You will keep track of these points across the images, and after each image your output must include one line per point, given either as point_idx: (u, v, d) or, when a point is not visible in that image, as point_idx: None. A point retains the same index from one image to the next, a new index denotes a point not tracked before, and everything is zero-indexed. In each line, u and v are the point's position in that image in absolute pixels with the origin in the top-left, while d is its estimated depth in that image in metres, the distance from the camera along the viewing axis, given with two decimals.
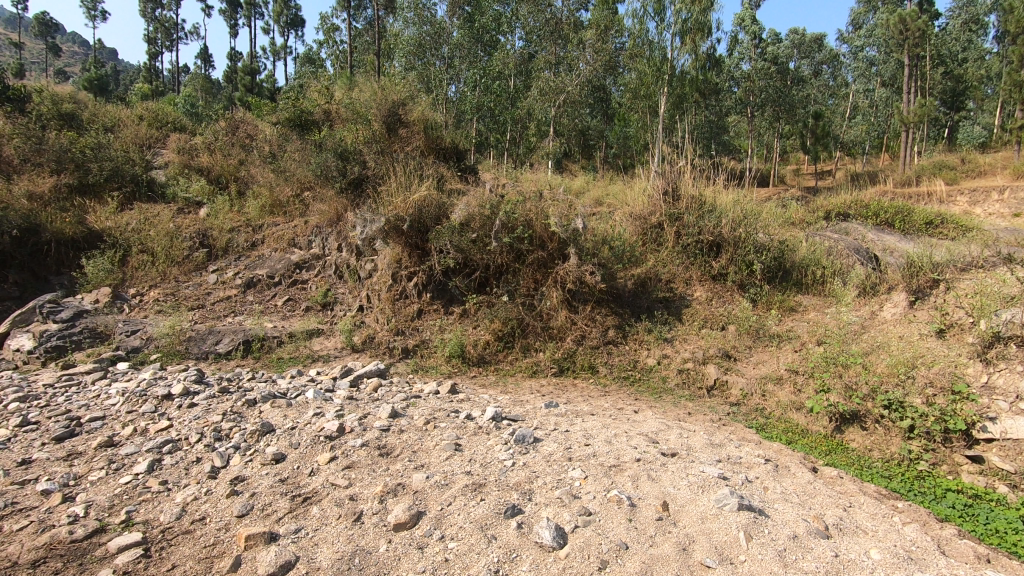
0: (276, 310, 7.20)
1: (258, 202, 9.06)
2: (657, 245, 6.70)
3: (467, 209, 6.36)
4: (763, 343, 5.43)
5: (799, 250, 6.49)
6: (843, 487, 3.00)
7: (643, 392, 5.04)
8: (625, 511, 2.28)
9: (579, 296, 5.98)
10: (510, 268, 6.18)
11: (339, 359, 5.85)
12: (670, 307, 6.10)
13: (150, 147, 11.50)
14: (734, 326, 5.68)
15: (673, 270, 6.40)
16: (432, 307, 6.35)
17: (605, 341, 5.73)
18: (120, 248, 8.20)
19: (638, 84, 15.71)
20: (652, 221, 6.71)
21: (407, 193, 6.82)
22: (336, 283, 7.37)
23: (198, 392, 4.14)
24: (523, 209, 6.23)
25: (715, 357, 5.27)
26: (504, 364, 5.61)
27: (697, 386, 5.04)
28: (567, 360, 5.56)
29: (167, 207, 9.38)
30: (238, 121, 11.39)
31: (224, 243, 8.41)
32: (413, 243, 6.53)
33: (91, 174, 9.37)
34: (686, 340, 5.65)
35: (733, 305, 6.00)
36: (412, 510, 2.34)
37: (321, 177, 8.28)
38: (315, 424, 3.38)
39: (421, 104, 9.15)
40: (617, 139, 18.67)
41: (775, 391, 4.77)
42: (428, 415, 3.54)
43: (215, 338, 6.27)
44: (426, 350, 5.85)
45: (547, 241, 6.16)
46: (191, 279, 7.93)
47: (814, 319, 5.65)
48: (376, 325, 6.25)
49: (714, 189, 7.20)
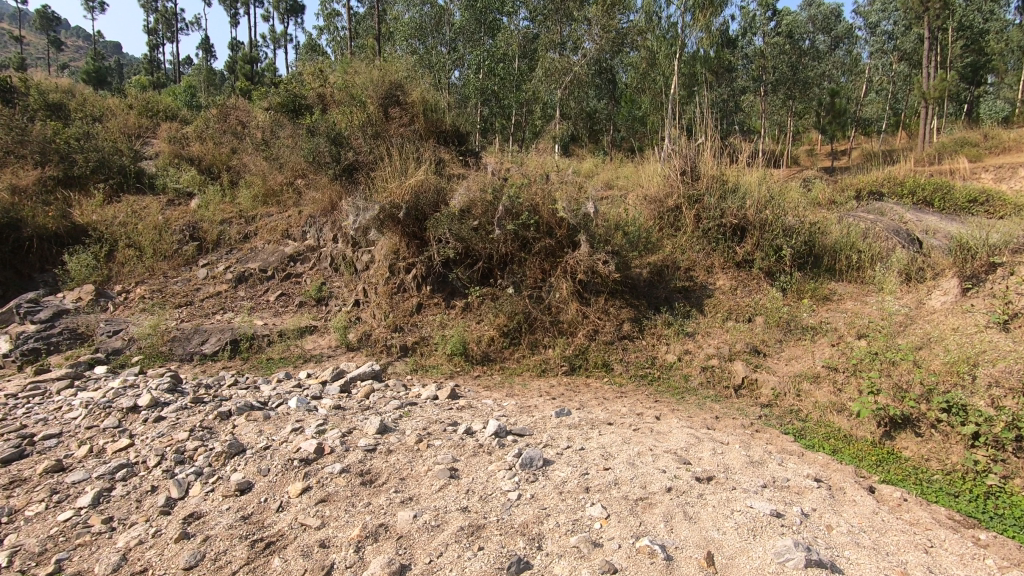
0: (267, 305, 6.78)
1: (250, 191, 8.61)
2: (674, 229, 6.18)
3: (468, 194, 5.87)
4: (794, 337, 4.90)
5: (831, 231, 5.90)
6: (912, 516, 2.50)
7: (663, 393, 4.57)
8: (660, 567, 1.82)
9: (591, 288, 5.49)
10: (516, 257, 5.69)
11: (333, 359, 5.45)
12: (690, 297, 5.59)
13: (140, 136, 11.04)
14: (762, 317, 5.17)
15: (693, 257, 5.88)
16: (432, 302, 5.89)
17: (619, 336, 5.25)
18: (106, 243, 7.81)
19: (647, 62, 15.05)
20: (669, 203, 6.19)
21: (403, 178, 6.33)
22: (332, 276, 6.94)
23: (169, 403, 3.71)
24: (529, 193, 5.73)
25: (743, 354, 4.79)
26: (510, 362, 5.18)
27: (723, 385, 4.57)
28: (578, 357, 5.10)
29: (157, 200, 8.96)
30: (230, 108, 10.94)
31: (214, 236, 7.98)
32: (411, 233, 6.06)
33: (77, 166, 8.98)
34: (709, 333, 5.15)
35: (761, 294, 5.47)
36: (393, 564, 1.89)
37: (315, 164, 7.84)
38: (292, 443, 2.94)
39: (419, 84, 8.59)
40: (625, 121, 18.01)
41: (812, 391, 4.29)
42: (421, 429, 3.09)
43: (201, 338, 5.88)
44: (426, 348, 5.43)
45: (555, 228, 5.65)
46: (180, 274, 7.54)
47: (852, 310, 5.09)
48: (372, 322, 5.83)
49: (737, 168, 6.63)
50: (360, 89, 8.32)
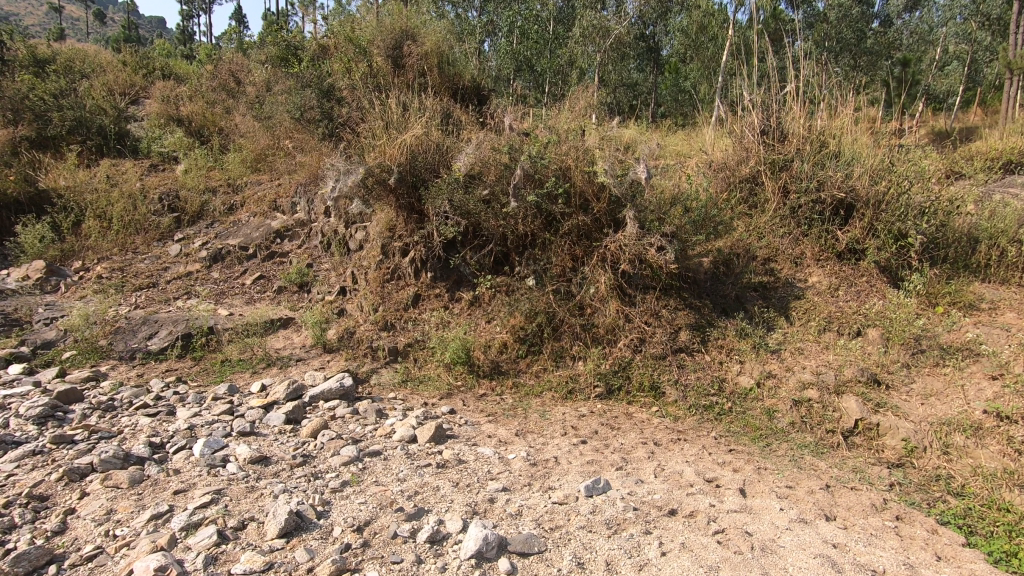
0: (242, 290, 5.65)
1: (239, 155, 7.47)
2: (751, 206, 4.71)
3: (478, 155, 4.53)
4: (930, 362, 3.48)
5: (974, 213, 4.35)
6: None
7: (737, 436, 3.26)
8: None
9: (637, 282, 4.12)
10: (538, 238, 4.34)
11: (303, 364, 4.30)
12: (770, 297, 4.16)
13: (132, 96, 9.99)
14: (879, 329, 3.73)
15: (775, 244, 4.43)
16: (432, 293, 4.62)
17: (674, 348, 3.89)
18: (71, 212, 6.82)
19: (697, 25, 13.18)
20: (744, 172, 4.71)
21: (398, 133, 5.01)
22: (320, 255, 5.73)
23: (18, 446, 2.56)
24: (557, 153, 4.35)
25: (856, 385, 3.40)
26: (527, 379, 3.93)
27: (828, 430, 3.22)
28: (617, 375, 3.80)
29: (138, 165, 7.93)
30: (229, 63, 9.77)
31: (195, 207, 6.88)
32: (407, 204, 4.77)
33: (51, 125, 7.99)
34: (803, 350, 3.75)
35: (874, 298, 4.00)
36: None
37: (303, 122, 6.81)
38: (132, 556, 1.75)
39: (434, 30, 7.16)
40: (668, 93, 14.99)
41: (970, 451, 2.93)
42: (357, 533, 1.90)
43: (150, 331, 4.78)
44: (421, 354, 4.23)
45: (592, 200, 4.24)
46: (151, 250, 6.48)
47: (1016, 326, 3.61)
48: (358, 316, 4.65)
49: (839, 122, 5.01)
50: (360, 33, 6.95)
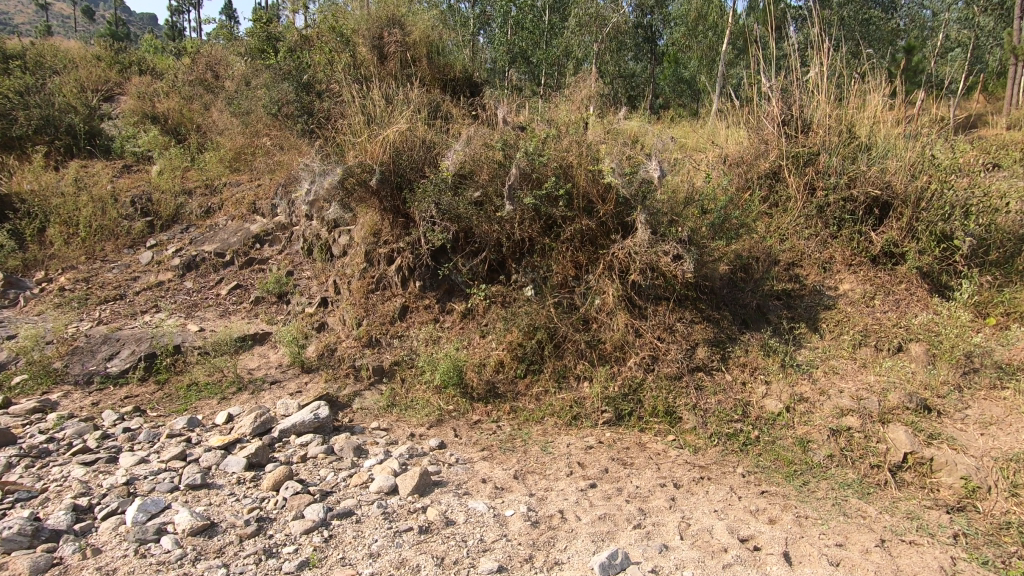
0: (216, 301, 5.20)
1: (216, 154, 6.98)
2: (772, 204, 4.27)
3: (468, 153, 4.08)
4: (984, 385, 3.07)
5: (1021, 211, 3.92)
6: None
7: (769, 473, 2.83)
8: None
9: (649, 293, 3.68)
10: (537, 244, 3.90)
11: (277, 387, 3.85)
12: (798, 307, 3.73)
13: (106, 93, 9.48)
14: (924, 346, 3.32)
15: (801, 247, 3.99)
16: (421, 304, 4.16)
17: (692, 366, 3.44)
18: (35, 218, 6.35)
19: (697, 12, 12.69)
20: (763, 167, 4.27)
21: (381, 129, 4.56)
22: (301, 261, 5.26)
23: None
24: (557, 149, 3.91)
25: (902, 412, 2.98)
26: (526, 403, 3.50)
27: (873, 466, 2.80)
28: (628, 399, 3.37)
29: (111, 165, 7.44)
30: (208, 56, 9.27)
31: (169, 210, 6.40)
32: (392, 207, 4.32)
33: (17, 125, 7.51)
34: (838, 369, 3.32)
35: (914, 309, 3.59)
36: None
37: (281, 118, 6.35)
38: None
39: (421, 17, 6.69)
40: None
41: None
42: None
43: (111, 351, 4.33)
44: (408, 374, 3.78)
45: (597, 202, 3.80)
46: (121, 257, 6.02)
47: None
48: (340, 331, 4.21)
49: (866, 110, 4.56)
50: (342, 22, 6.49)
